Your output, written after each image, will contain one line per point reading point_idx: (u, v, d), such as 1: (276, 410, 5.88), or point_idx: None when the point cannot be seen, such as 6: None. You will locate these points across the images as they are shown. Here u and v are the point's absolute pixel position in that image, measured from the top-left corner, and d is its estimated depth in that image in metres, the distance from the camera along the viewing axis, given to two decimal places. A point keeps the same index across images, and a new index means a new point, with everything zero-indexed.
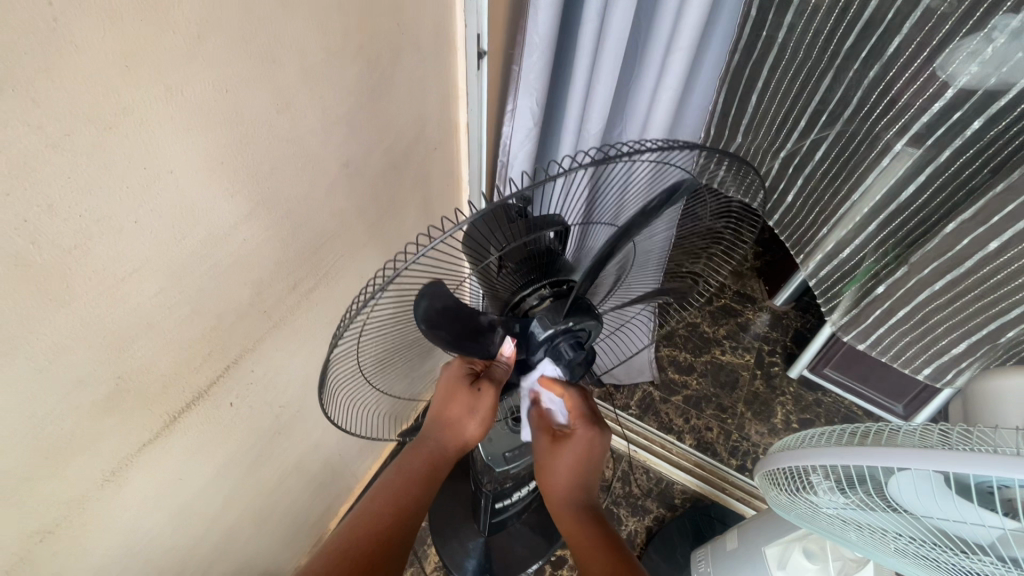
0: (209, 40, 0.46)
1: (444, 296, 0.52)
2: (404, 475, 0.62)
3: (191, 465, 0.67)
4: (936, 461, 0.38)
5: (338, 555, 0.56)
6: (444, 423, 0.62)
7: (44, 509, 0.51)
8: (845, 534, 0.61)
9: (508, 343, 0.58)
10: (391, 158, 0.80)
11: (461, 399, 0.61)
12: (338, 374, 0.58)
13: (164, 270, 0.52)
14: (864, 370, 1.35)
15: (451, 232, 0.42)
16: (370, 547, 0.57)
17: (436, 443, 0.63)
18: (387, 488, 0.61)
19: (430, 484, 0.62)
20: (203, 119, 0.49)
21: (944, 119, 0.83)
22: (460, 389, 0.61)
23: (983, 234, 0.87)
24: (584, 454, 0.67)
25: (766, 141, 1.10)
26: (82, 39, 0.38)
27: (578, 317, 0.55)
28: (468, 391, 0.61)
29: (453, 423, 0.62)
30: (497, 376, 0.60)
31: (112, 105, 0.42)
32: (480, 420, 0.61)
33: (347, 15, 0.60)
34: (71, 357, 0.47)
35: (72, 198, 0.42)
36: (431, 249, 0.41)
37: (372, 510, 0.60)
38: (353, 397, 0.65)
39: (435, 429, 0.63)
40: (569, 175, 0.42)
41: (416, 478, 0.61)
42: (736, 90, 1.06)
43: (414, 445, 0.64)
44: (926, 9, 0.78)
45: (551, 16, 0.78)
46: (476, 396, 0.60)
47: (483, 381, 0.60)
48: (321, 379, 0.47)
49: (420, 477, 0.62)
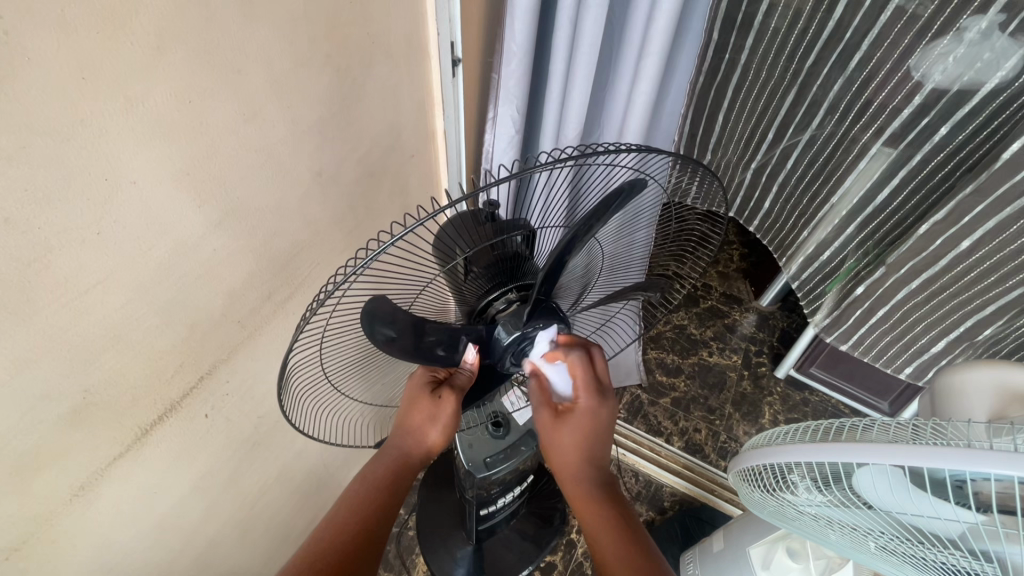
0: (169, 51, 0.47)
1: (391, 306, 0.49)
2: (366, 483, 0.61)
3: (166, 477, 0.66)
4: (890, 456, 0.38)
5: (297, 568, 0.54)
6: (405, 429, 0.62)
7: (11, 526, 0.51)
8: (823, 534, 0.62)
9: (470, 349, 0.57)
10: (366, 166, 0.81)
11: (422, 406, 0.60)
12: (302, 382, 0.58)
13: (131, 282, 0.52)
14: (849, 368, 1.36)
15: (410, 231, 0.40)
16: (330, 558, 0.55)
17: (397, 451, 0.62)
18: (352, 496, 0.61)
19: (392, 493, 0.61)
20: (166, 130, 0.49)
21: (914, 123, 0.85)
22: (422, 396, 0.61)
23: (955, 234, 0.88)
24: (591, 425, 0.63)
25: (735, 156, 1.11)
26: (35, 51, 0.38)
27: (542, 322, 0.55)
28: (429, 398, 0.61)
29: (415, 432, 0.61)
30: (461, 383, 0.61)
31: (68, 117, 0.42)
32: (442, 427, 0.61)
33: (314, 24, 0.61)
34: (34, 371, 0.47)
35: (29, 211, 0.42)
36: (395, 242, 0.40)
37: (336, 520, 0.58)
38: (316, 400, 0.64)
39: (397, 436, 0.62)
40: (553, 168, 0.43)
41: (379, 484, 0.60)
42: (702, 110, 1.07)
43: (377, 452, 0.63)
44: (882, 28, 0.81)
45: (528, 24, 0.79)
46: (438, 403, 0.60)
47: (445, 387, 0.60)
48: (279, 382, 0.46)
49: (383, 485, 0.61)
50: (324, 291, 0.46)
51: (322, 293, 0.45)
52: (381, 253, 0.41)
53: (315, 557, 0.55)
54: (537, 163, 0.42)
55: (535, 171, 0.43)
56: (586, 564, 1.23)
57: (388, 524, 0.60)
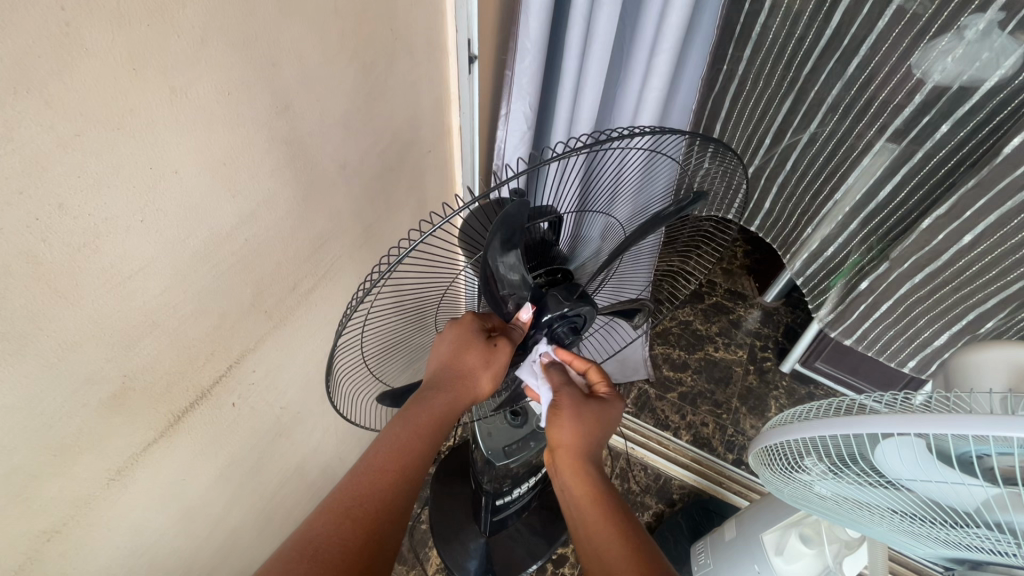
0: (212, 43, 0.48)
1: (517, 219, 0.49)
2: (410, 428, 0.55)
3: (194, 465, 0.67)
4: (914, 425, 0.39)
5: (349, 526, 0.50)
6: (453, 376, 0.57)
7: (50, 509, 0.52)
8: (838, 514, 0.64)
9: (525, 310, 0.57)
10: (386, 161, 0.82)
11: (473, 352, 0.56)
12: (342, 366, 0.62)
13: (169, 268, 0.53)
14: (854, 361, 1.38)
15: (434, 230, 0.43)
16: (376, 511, 0.52)
17: (443, 395, 0.57)
18: (392, 442, 0.55)
19: (437, 435, 0.57)
20: (206, 121, 0.51)
21: (916, 120, 0.87)
22: (474, 342, 0.57)
23: (957, 229, 0.91)
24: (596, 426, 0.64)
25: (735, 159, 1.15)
26: (92, 42, 0.40)
27: (582, 307, 0.58)
28: (483, 345, 0.57)
29: (463, 376, 0.57)
30: (515, 337, 0.58)
31: (120, 107, 0.43)
32: (493, 374, 0.58)
33: (342, 19, 0.63)
34: (79, 354, 0.48)
35: (80, 196, 0.43)
36: (421, 242, 0.42)
37: (378, 467, 0.53)
38: (355, 385, 0.68)
39: (442, 382, 0.57)
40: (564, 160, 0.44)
41: (425, 431, 0.56)
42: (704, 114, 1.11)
43: (420, 395, 0.57)
44: (880, 33, 0.83)
45: (542, 21, 0.81)
46: (492, 349, 0.57)
47: (501, 337, 0.57)
48: (329, 366, 0.49)
49: (429, 431, 0.56)
50: (359, 290, 0.48)
51: (358, 292, 0.47)
52: (406, 257, 0.43)
53: (364, 504, 0.52)
54: (548, 156, 0.44)
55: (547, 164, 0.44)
56: None
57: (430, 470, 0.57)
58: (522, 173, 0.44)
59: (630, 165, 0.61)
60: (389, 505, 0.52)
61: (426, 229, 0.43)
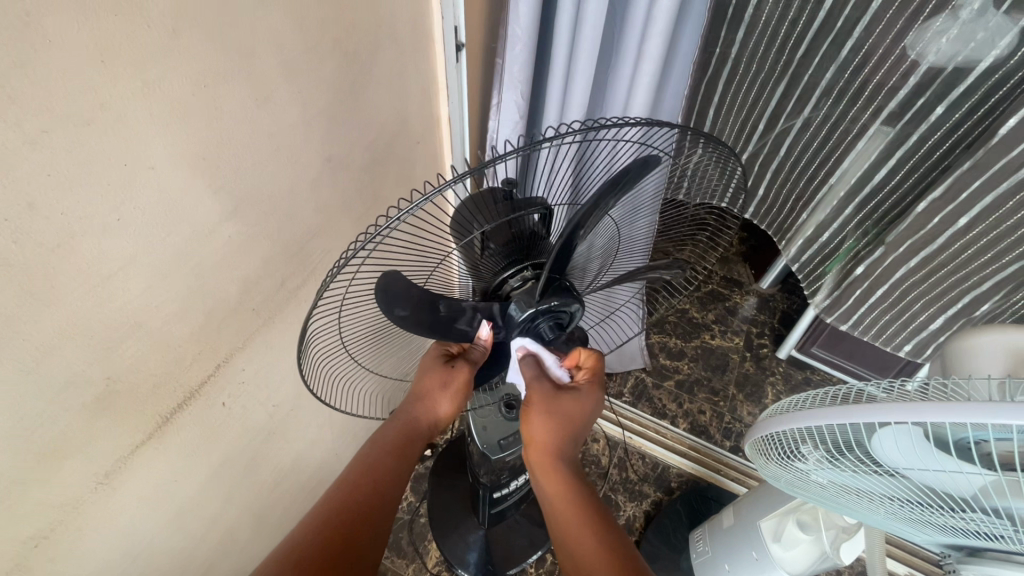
0: (185, 33, 0.47)
1: (410, 283, 0.51)
2: (378, 445, 0.61)
3: (186, 466, 0.67)
4: (912, 413, 0.39)
5: (318, 528, 0.53)
6: (416, 396, 0.64)
7: (36, 515, 0.51)
8: (835, 501, 0.63)
9: (483, 328, 0.59)
10: (373, 153, 0.81)
11: (433, 373, 0.64)
12: (321, 350, 0.60)
13: (151, 267, 0.52)
14: (850, 346, 1.38)
15: (415, 206, 0.42)
16: (346, 514, 0.54)
17: (406, 416, 0.63)
18: (362, 458, 0.60)
19: (404, 455, 0.61)
20: (182, 113, 0.49)
21: (911, 103, 0.86)
22: (435, 365, 0.64)
23: (953, 211, 0.90)
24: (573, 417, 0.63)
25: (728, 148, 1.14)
26: (56, 33, 0.38)
27: (553, 299, 0.56)
28: (442, 366, 0.64)
29: (424, 398, 0.63)
30: (474, 358, 0.63)
31: (89, 101, 0.42)
32: (453, 395, 0.64)
33: (321, 7, 0.61)
34: (59, 358, 0.47)
35: (52, 195, 0.42)
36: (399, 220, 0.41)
37: (350, 479, 0.58)
38: (333, 369, 0.66)
39: (407, 403, 0.64)
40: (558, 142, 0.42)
41: (391, 447, 0.61)
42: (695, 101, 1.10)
43: (388, 417, 0.64)
44: (874, 14, 0.82)
45: (531, 6, 0.79)
46: (450, 371, 0.64)
47: (460, 360, 0.64)
48: (299, 345, 0.48)
49: (394, 448, 0.61)
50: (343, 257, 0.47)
51: (345, 256, 0.46)
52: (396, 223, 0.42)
53: (337, 512, 0.54)
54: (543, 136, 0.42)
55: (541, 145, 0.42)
56: None
57: (400, 490, 0.59)
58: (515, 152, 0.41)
59: (621, 158, 0.59)
60: (355, 509, 0.55)
61: (407, 204, 0.42)
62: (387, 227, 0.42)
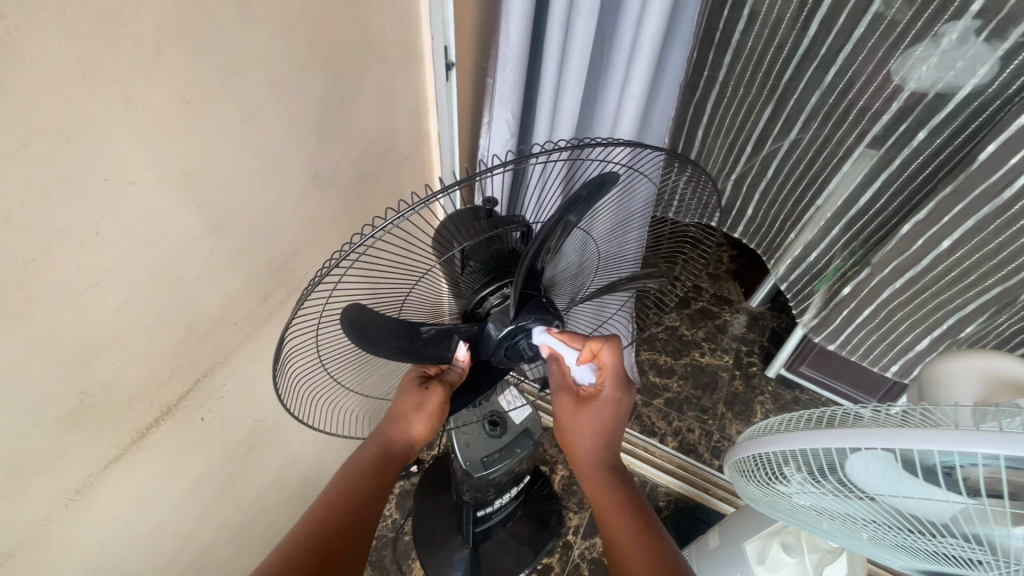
0: (168, 52, 0.47)
1: (375, 316, 0.49)
2: (352, 468, 0.60)
3: (161, 482, 0.66)
4: (885, 438, 0.39)
5: (294, 556, 0.51)
6: (391, 419, 0.63)
7: (3, 532, 0.50)
8: (817, 525, 0.63)
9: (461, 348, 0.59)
10: (361, 169, 0.81)
11: (408, 396, 0.64)
12: (297, 368, 0.60)
13: (129, 281, 0.52)
14: (838, 366, 1.38)
15: (396, 220, 0.41)
16: (320, 542, 0.53)
17: (382, 439, 0.63)
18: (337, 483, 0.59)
19: (382, 478, 0.61)
20: (164, 130, 0.49)
21: (894, 127, 0.88)
22: (410, 389, 0.64)
23: (936, 233, 0.91)
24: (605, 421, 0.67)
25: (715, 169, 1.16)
26: (37, 51, 0.39)
27: (530, 318, 0.56)
28: (416, 390, 0.64)
29: (399, 421, 0.63)
30: (452, 380, 0.64)
31: (68, 117, 0.42)
32: (427, 417, 0.63)
33: (309, 26, 0.62)
34: (31, 372, 0.47)
35: (28, 209, 0.42)
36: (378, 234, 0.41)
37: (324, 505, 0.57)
38: (310, 386, 0.65)
39: (383, 426, 0.64)
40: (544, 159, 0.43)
41: (366, 469, 0.60)
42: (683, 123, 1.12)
43: (364, 442, 0.63)
44: (856, 42, 0.84)
45: (520, 28, 0.80)
46: (425, 393, 0.64)
47: (435, 382, 0.64)
48: (274, 363, 0.47)
49: (371, 472, 0.60)
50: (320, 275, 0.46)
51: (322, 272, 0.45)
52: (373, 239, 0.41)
53: (312, 540, 0.53)
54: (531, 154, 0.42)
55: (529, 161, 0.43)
56: (583, 565, 1.19)
57: (376, 514, 0.58)
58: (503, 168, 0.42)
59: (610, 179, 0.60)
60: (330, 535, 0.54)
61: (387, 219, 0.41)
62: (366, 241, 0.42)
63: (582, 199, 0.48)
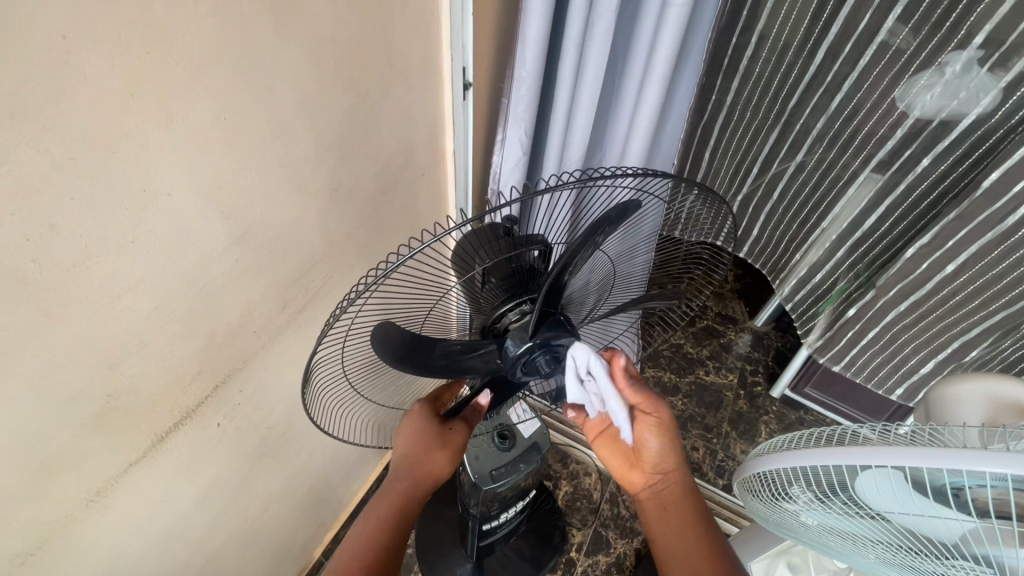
0: (209, 71, 0.50)
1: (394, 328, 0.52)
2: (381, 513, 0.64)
3: (176, 486, 0.67)
4: (894, 455, 0.40)
5: None
6: (412, 460, 0.65)
7: (25, 531, 0.51)
8: (823, 544, 0.63)
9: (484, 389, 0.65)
10: (379, 184, 0.83)
11: (432, 436, 0.66)
12: (322, 380, 0.62)
13: (159, 288, 0.54)
14: (843, 388, 1.39)
15: (426, 245, 0.45)
16: None
17: (406, 480, 0.66)
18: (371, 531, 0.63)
19: (408, 519, 0.66)
20: (200, 144, 0.51)
21: (898, 153, 0.90)
22: (432, 429, 0.66)
23: (940, 257, 0.92)
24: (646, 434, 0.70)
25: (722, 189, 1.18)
26: (91, 69, 0.41)
27: (547, 334, 0.58)
28: (440, 430, 0.66)
29: (423, 463, 0.65)
30: (471, 418, 0.68)
31: (114, 131, 0.44)
32: (449, 455, 0.67)
33: (338, 47, 0.64)
34: (63, 373, 0.48)
35: (71, 217, 0.44)
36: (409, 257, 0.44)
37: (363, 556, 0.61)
38: (332, 396, 0.67)
39: (403, 467, 0.66)
40: (557, 191, 0.46)
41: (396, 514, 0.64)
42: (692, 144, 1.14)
43: (386, 483, 0.66)
44: (862, 71, 0.87)
45: (537, 51, 0.83)
46: (447, 432, 0.67)
47: (457, 421, 0.67)
48: (304, 376, 0.50)
49: (400, 515, 0.65)
50: (352, 294, 0.49)
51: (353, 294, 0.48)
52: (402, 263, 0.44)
53: None
54: (540, 188, 0.45)
55: (542, 194, 0.45)
56: None
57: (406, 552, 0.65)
58: (516, 202, 0.44)
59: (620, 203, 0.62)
60: None
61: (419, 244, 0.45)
62: (398, 264, 0.45)
63: (603, 221, 0.51)
